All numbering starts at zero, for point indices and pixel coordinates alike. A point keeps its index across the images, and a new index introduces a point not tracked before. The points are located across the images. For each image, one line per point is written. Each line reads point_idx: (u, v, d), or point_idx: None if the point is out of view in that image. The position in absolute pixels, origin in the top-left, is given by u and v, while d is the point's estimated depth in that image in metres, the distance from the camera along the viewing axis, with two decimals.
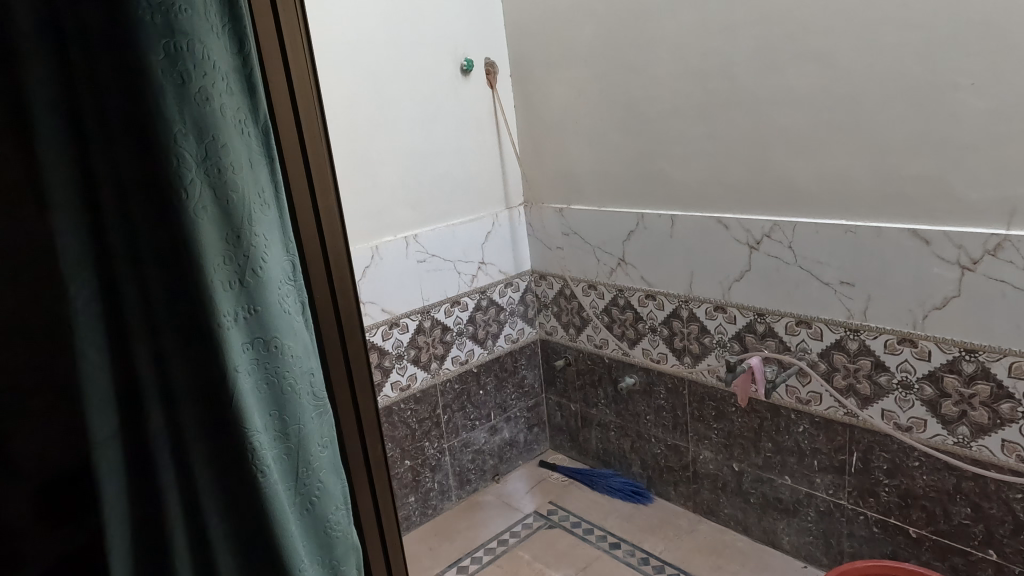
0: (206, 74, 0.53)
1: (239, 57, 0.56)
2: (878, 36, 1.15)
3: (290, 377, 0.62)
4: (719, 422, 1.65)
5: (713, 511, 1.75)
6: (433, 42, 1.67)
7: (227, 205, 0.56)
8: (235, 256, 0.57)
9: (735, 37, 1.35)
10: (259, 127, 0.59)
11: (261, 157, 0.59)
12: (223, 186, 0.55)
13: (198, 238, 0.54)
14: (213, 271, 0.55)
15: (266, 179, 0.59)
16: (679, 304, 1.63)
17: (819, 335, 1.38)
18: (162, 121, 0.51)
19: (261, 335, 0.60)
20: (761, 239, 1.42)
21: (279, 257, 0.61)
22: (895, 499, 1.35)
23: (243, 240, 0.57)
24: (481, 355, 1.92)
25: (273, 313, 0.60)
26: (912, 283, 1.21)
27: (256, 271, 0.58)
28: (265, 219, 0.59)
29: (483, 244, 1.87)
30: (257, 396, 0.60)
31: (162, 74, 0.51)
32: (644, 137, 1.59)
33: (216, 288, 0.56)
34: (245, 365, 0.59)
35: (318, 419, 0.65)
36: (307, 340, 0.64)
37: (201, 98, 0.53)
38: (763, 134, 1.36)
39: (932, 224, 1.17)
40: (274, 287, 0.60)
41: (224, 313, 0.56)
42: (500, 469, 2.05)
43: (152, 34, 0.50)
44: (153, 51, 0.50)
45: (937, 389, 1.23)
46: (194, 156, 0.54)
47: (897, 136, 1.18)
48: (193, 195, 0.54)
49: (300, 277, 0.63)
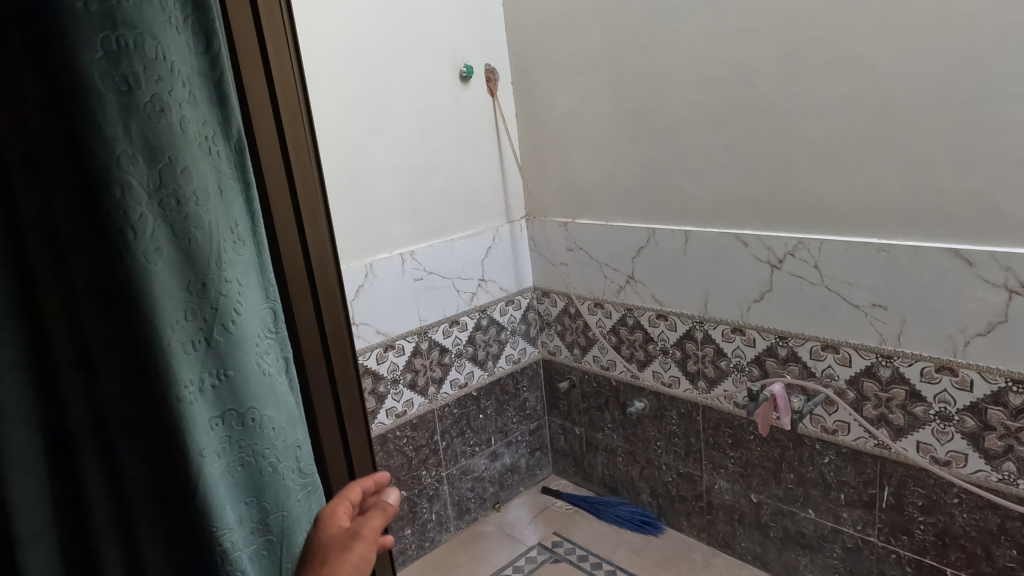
0: (160, 78, 0.46)
1: (209, 66, 0.52)
2: (916, 40, 1.06)
3: (271, 453, 0.56)
4: (736, 450, 1.55)
5: (728, 543, 1.65)
6: (431, 46, 1.57)
7: (189, 254, 0.49)
8: (201, 309, 0.50)
9: (756, 43, 1.26)
10: (231, 143, 0.54)
11: (234, 187, 0.53)
12: (185, 231, 0.48)
13: (153, 285, 0.46)
14: (173, 328, 0.48)
15: (239, 212, 0.54)
16: (693, 324, 1.54)
17: (847, 360, 1.28)
18: (99, 137, 0.43)
19: (232, 400, 0.53)
20: (784, 257, 1.33)
21: (257, 307, 0.55)
22: (931, 537, 1.26)
23: (211, 287, 0.50)
24: (480, 378, 1.81)
25: (252, 383, 0.54)
26: (953, 307, 1.12)
27: (228, 326, 0.52)
28: (240, 268, 0.53)
29: (483, 259, 1.77)
30: (230, 471, 0.53)
31: (100, 78, 0.43)
32: (656, 148, 1.50)
33: (176, 348, 0.48)
34: (215, 433, 0.52)
35: (309, 501, 0.60)
36: (294, 409, 0.59)
37: (155, 109, 0.46)
38: (787, 144, 1.27)
39: (975, 244, 1.08)
40: (254, 351, 0.54)
41: (186, 376, 0.49)
42: (500, 497, 1.95)
43: (88, 25, 0.42)
44: (90, 47, 0.42)
45: (981, 422, 1.14)
46: (148, 185, 0.46)
47: (937, 148, 1.09)
48: (142, 233, 0.46)
49: (283, 332, 0.58)
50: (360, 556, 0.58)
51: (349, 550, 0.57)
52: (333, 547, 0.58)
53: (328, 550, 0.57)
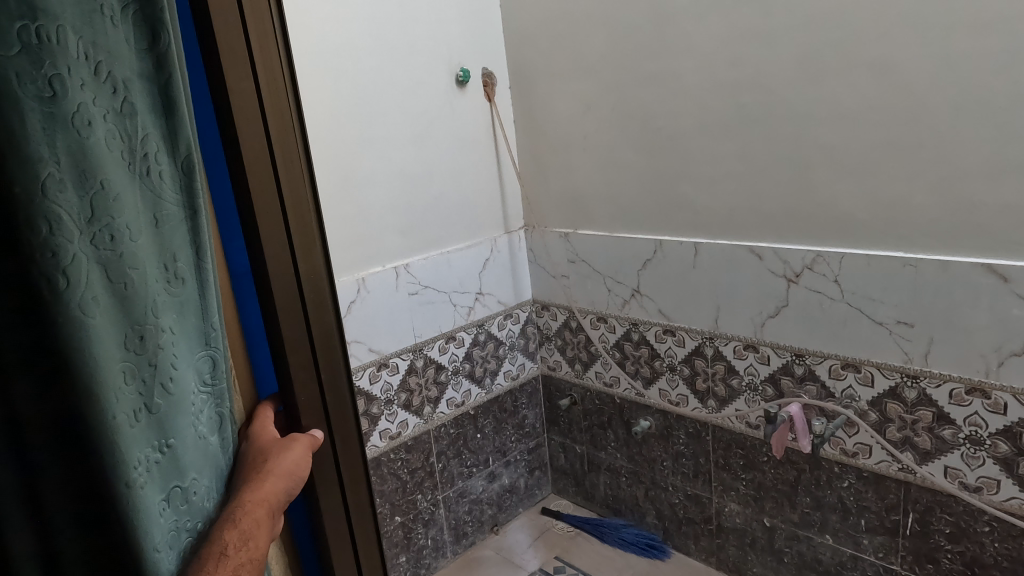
0: (85, 83, 0.43)
1: (160, 77, 0.48)
2: (946, 42, 1.00)
3: (194, 500, 0.53)
4: (748, 472, 1.48)
5: (740, 569, 1.57)
6: (427, 49, 1.50)
7: (125, 290, 0.46)
8: (139, 363, 0.47)
9: (773, 46, 1.19)
10: (178, 163, 0.50)
11: (177, 216, 0.50)
12: (118, 264, 0.45)
13: (91, 339, 0.44)
14: (115, 393, 0.46)
15: (180, 245, 0.50)
16: (703, 340, 1.47)
17: (869, 380, 1.21)
18: (27, 161, 0.40)
19: (170, 461, 0.51)
20: (801, 272, 1.26)
21: (187, 356, 0.52)
22: (960, 567, 1.19)
23: (148, 339, 0.48)
24: (478, 396, 1.73)
25: (184, 430, 0.52)
26: (986, 326, 1.06)
27: (165, 384, 0.49)
28: (173, 310, 0.50)
29: (481, 272, 1.69)
30: (159, 517, 0.50)
31: (20, 81, 0.39)
32: (664, 156, 1.43)
33: (120, 416, 0.46)
34: (154, 488, 0.49)
35: None
36: (219, 455, 0.56)
37: (81, 123, 0.42)
38: (805, 152, 1.21)
39: (1010, 259, 1.02)
40: (188, 397, 0.52)
41: (130, 442, 0.47)
42: (499, 519, 1.86)
43: (4, 16, 0.39)
44: (7, 42, 0.39)
45: (1014, 446, 1.08)
46: (79, 219, 0.43)
47: (967, 157, 1.02)
48: (77, 280, 0.43)
49: (218, 378, 0.55)
50: (299, 456, 0.59)
51: (292, 453, 0.58)
52: (270, 449, 0.59)
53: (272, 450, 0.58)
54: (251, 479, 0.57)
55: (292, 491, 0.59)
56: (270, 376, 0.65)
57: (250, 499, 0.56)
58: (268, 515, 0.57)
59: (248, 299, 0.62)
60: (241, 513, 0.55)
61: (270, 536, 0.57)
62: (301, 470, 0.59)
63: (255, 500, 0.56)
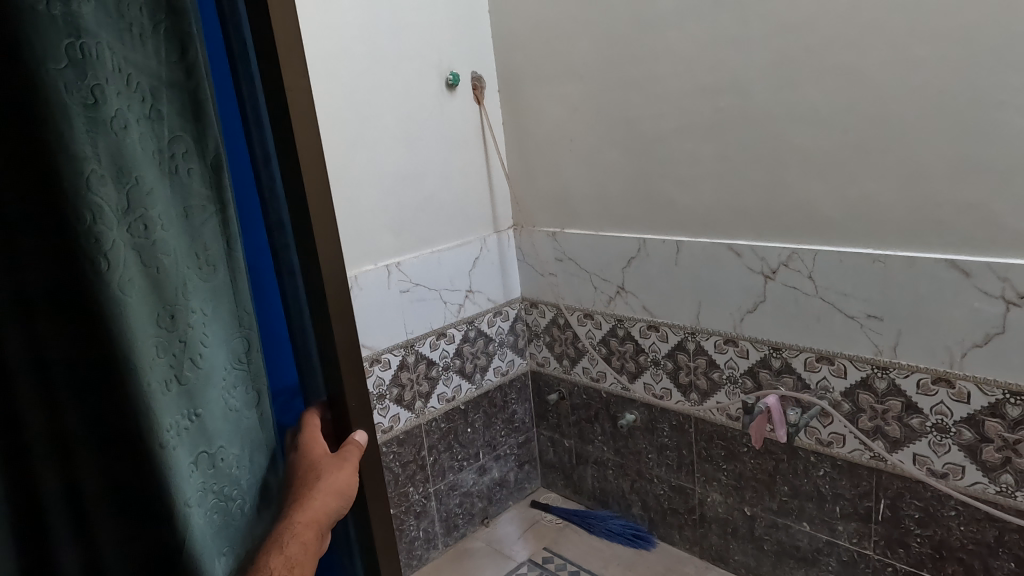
0: (120, 92, 0.49)
1: (188, 84, 0.53)
2: (907, 49, 1.06)
3: (224, 470, 0.58)
4: (729, 463, 1.53)
5: (722, 557, 1.62)
6: (418, 54, 1.54)
7: (156, 273, 0.51)
8: (170, 339, 0.53)
9: (750, 52, 1.24)
10: (208, 162, 0.55)
11: (203, 214, 0.55)
12: (149, 250, 0.51)
13: (125, 313, 0.50)
14: (149, 363, 0.51)
15: (209, 237, 0.55)
16: (685, 335, 1.52)
17: (842, 371, 1.26)
18: (72, 159, 0.46)
19: (199, 428, 0.55)
20: (777, 268, 1.31)
21: (217, 335, 0.56)
22: (928, 550, 1.24)
23: (178, 318, 0.53)
24: (468, 391, 1.78)
25: (211, 403, 0.56)
26: (948, 318, 1.11)
27: (194, 358, 0.54)
28: (200, 293, 0.55)
29: (471, 270, 1.74)
30: (192, 482, 0.55)
31: (67, 90, 0.46)
32: (646, 156, 1.48)
33: (153, 384, 0.52)
34: (185, 453, 0.54)
35: (255, 515, 0.62)
36: (255, 430, 0.61)
37: (118, 125, 0.48)
38: (779, 153, 1.26)
39: (971, 255, 1.07)
40: (216, 374, 0.57)
41: (162, 409, 0.52)
42: (489, 512, 1.91)
43: (54, 33, 0.45)
44: (56, 58, 0.45)
45: (978, 434, 1.13)
46: (117, 210, 0.49)
47: (929, 158, 1.08)
48: (116, 262, 0.49)
49: (248, 357, 0.60)
50: (343, 482, 0.63)
51: (340, 475, 0.63)
52: (318, 468, 0.63)
53: (321, 470, 0.63)
54: (300, 500, 0.63)
55: (339, 511, 0.64)
56: (288, 361, 0.68)
57: (299, 521, 0.62)
58: (316, 535, 0.62)
59: (268, 285, 0.66)
60: (290, 533, 0.61)
61: (317, 550, 0.63)
62: (346, 492, 0.64)
63: (304, 522, 0.62)
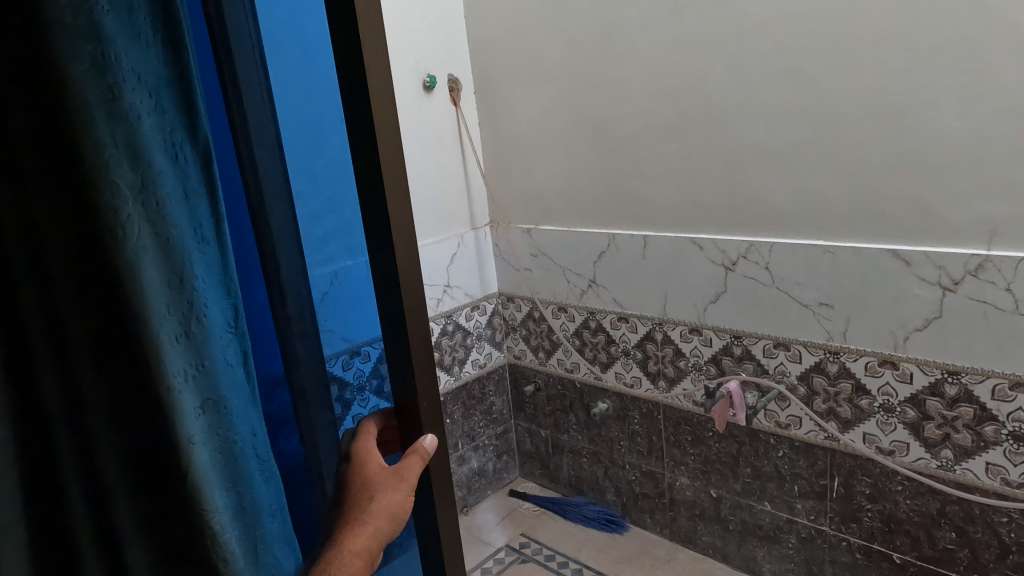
0: (128, 76, 0.46)
1: (183, 84, 0.51)
2: (852, 54, 1.14)
3: (237, 439, 0.53)
4: (696, 447, 1.60)
5: (690, 538, 1.70)
6: (394, 56, 1.60)
7: (167, 241, 0.47)
8: (179, 303, 0.48)
9: (710, 56, 1.32)
10: (200, 151, 0.53)
11: (202, 191, 0.52)
12: (160, 219, 0.47)
13: (140, 284, 0.46)
14: (161, 330, 0.47)
15: (205, 217, 0.53)
16: (653, 326, 1.59)
17: (797, 357, 1.34)
18: (91, 143, 0.43)
19: (204, 382, 0.50)
20: (737, 260, 1.39)
21: (215, 295, 0.52)
22: (878, 524, 1.32)
23: (186, 281, 0.49)
24: (447, 383, 1.83)
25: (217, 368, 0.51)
26: (892, 305, 1.19)
27: (201, 318, 0.50)
28: (201, 257, 0.51)
29: (449, 266, 1.79)
30: (211, 454, 0.50)
31: (84, 85, 0.43)
32: (616, 154, 1.55)
33: (167, 353, 0.47)
34: (200, 423, 0.50)
35: (266, 483, 0.57)
36: (252, 397, 0.57)
37: (132, 116, 0.45)
38: (739, 152, 1.33)
39: (912, 245, 1.15)
40: (217, 336, 0.52)
41: (177, 379, 0.48)
42: (468, 501, 1.97)
43: (72, 35, 0.42)
44: (77, 58, 0.43)
45: (920, 412, 1.21)
46: (132, 187, 0.45)
47: (876, 157, 1.16)
48: (131, 234, 0.45)
49: (240, 323, 0.56)
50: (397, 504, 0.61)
51: (393, 496, 0.61)
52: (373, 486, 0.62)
53: (375, 491, 0.62)
54: (354, 524, 0.63)
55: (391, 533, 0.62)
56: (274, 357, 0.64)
57: (350, 550, 0.62)
58: (367, 559, 0.62)
59: (254, 282, 0.63)
60: (340, 562, 0.61)
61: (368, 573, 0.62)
62: (401, 515, 0.62)
63: (354, 547, 0.61)
